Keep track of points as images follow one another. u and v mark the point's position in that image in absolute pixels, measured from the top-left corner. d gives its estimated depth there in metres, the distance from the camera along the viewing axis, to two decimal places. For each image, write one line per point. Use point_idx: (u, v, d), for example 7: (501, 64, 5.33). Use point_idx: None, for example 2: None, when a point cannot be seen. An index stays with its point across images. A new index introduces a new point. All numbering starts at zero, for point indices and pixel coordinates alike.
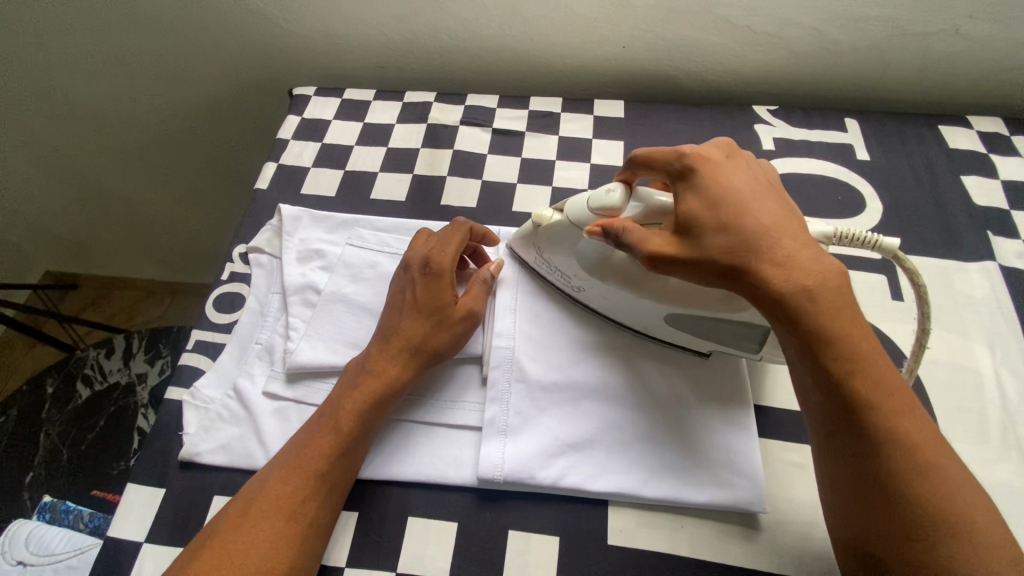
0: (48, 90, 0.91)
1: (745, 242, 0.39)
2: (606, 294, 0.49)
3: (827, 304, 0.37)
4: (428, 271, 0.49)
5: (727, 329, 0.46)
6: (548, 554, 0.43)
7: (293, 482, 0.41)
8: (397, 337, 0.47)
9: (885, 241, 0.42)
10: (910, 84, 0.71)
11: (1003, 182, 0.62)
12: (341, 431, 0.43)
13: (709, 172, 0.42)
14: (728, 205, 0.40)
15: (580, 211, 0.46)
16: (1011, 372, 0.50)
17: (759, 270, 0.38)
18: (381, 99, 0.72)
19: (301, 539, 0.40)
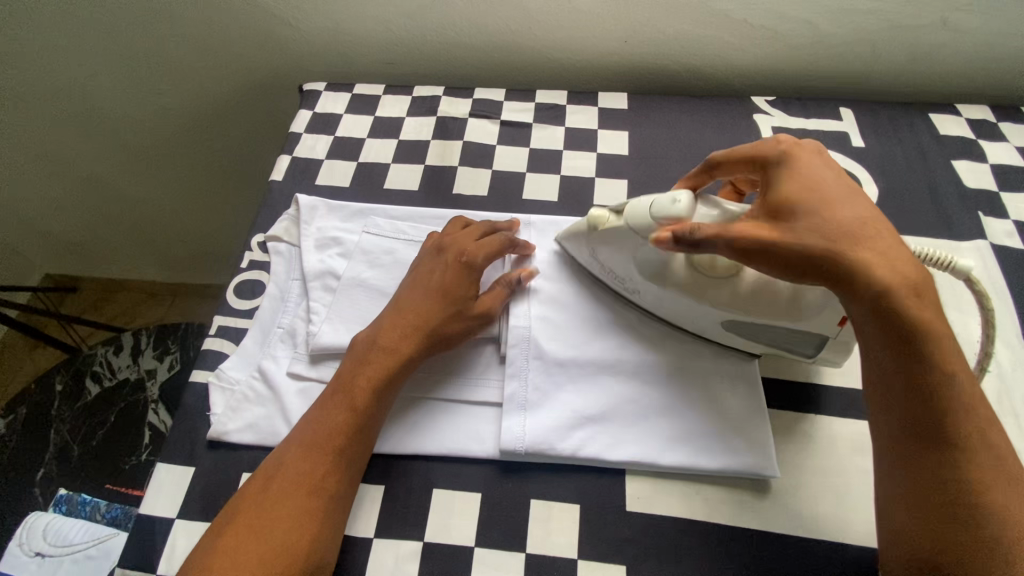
0: (54, 91, 0.92)
1: (851, 235, 0.38)
2: (660, 299, 0.49)
3: (928, 306, 0.36)
4: (463, 261, 0.51)
5: (784, 334, 0.46)
6: (569, 521, 0.45)
7: (312, 457, 0.43)
8: (417, 316, 0.49)
9: (959, 263, 0.44)
10: (901, 75, 0.74)
11: (992, 166, 0.65)
12: (357, 408, 0.45)
13: (806, 165, 0.41)
14: (830, 197, 0.39)
15: (641, 217, 0.46)
16: (1004, 342, 0.52)
17: (866, 267, 0.37)
18: (391, 93, 0.74)
19: (323, 512, 0.41)
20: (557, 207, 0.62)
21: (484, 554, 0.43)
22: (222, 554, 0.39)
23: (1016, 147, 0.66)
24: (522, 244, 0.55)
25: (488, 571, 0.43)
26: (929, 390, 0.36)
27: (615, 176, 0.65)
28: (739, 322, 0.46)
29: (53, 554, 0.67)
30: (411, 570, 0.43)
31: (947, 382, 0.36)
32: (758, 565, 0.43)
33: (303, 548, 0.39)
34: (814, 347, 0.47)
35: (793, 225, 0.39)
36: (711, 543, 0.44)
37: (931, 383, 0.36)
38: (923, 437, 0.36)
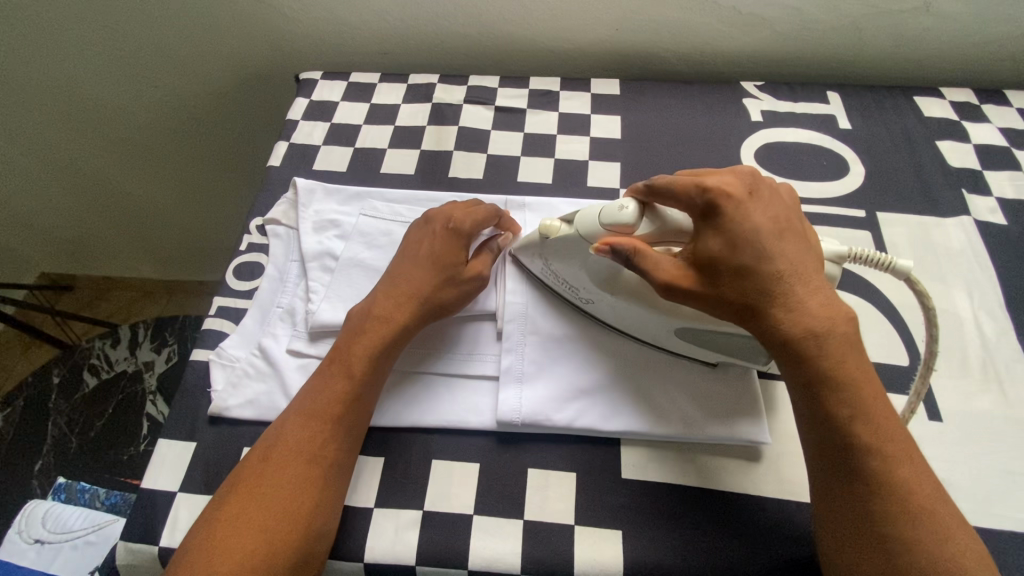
0: (46, 86, 0.91)
1: (760, 288, 0.40)
2: (614, 306, 0.49)
3: (831, 357, 0.38)
4: (450, 229, 0.51)
5: (738, 341, 0.46)
6: (565, 489, 0.46)
7: (312, 425, 0.43)
8: (410, 285, 0.49)
9: (897, 264, 0.44)
10: (887, 61, 0.75)
11: (975, 146, 0.67)
12: (354, 377, 0.45)
13: (731, 209, 0.41)
14: (746, 247, 0.40)
15: (590, 225, 0.46)
16: (987, 313, 0.54)
17: (770, 312, 0.39)
18: (387, 81, 0.75)
19: (323, 480, 0.42)
20: (551, 188, 0.63)
21: (482, 521, 0.44)
22: (224, 522, 0.39)
23: (998, 128, 0.68)
24: (507, 220, 0.55)
25: (487, 538, 0.43)
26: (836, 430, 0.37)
27: (608, 158, 0.66)
28: (692, 329, 0.46)
29: (53, 541, 0.67)
30: (410, 538, 0.43)
31: (855, 422, 0.37)
32: (752, 529, 0.43)
33: (304, 516, 0.40)
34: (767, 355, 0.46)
35: (710, 275, 0.41)
36: (705, 508, 0.44)
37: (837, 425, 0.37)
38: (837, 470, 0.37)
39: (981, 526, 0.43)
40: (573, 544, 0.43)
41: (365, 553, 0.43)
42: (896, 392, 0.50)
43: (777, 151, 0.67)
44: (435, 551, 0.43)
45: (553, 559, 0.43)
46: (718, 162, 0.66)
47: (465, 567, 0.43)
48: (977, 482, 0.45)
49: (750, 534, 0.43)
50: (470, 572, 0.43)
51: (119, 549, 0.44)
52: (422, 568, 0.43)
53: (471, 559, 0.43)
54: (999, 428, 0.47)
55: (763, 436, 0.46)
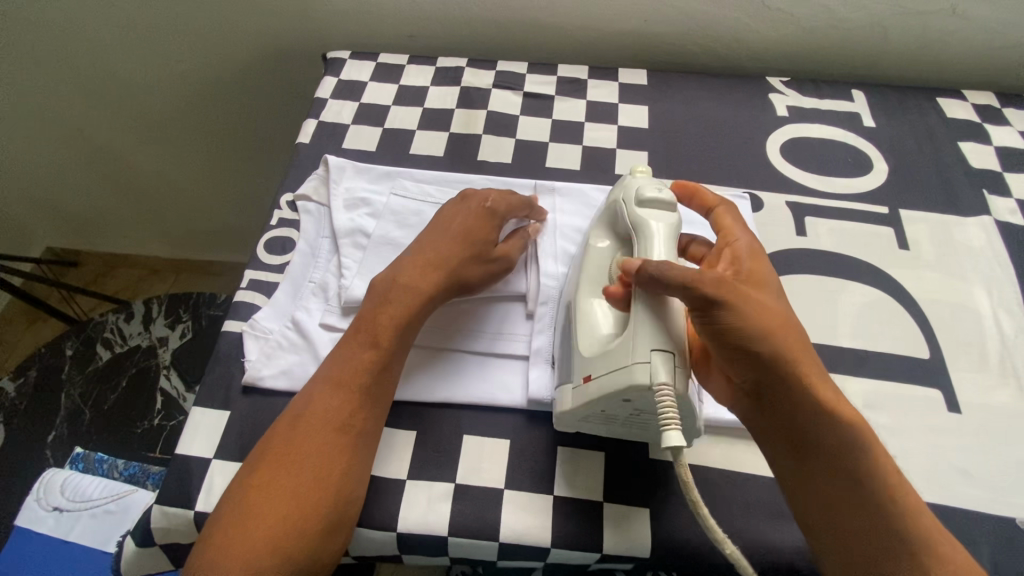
0: (66, 56, 0.90)
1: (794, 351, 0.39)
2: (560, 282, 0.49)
3: (855, 425, 0.39)
4: (487, 210, 0.52)
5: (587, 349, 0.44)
6: (594, 466, 0.47)
7: (339, 394, 0.44)
8: (439, 255, 0.49)
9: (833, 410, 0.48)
10: (910, 62, 0.76)
11: (996, 148, 0.68)
12: (381, 347, 0.46)
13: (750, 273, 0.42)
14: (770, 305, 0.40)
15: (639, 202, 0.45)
16: (1006, 310, 0.55)
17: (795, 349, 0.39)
18: (416, 63, 0.75)
19: (350, 448, 0.43)
20: (579, 175, 0.64)
21: (513, 495, 0.45)
22: (257, 488, 0.40)
23: (1019, 131, 0.69)
24: (537, 210, 0.56)
25: (518, 512, 0.44)
26: (846, 487, 0.38)
27: (635, 147, 0.67)
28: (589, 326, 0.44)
29: (72, 509, 0.67)
30: (443, 510, 0.44)
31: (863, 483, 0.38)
32: (776, 512, 0.45)
33: (335, 484, 0.41)
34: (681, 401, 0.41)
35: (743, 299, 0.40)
36: (730, 488, 0.46)
37: (850, 481, 0.38)
38: (838, 521, 0.38)
39: (998, 514, 0.44)
40: (602, 521, 0.44)
41: (399, 523, 0.44)
42: (917, 385, 0.51)
43: (801, 146, 0.68)
44: (467, 524, 0.44)
45: (583, 534, 0.44)
46: (744, 155, 0.67)
47: (497, 540, 0.43)
48: (995, 473, 0.46)
49: (774, 515, 0.44)
50: (501, 544, 0.44)
51: (155, 512, 0.44)
52: (454, 539, 0.44)
53: (502, 532, 0.44)
54: (1014, 420, 0.49)
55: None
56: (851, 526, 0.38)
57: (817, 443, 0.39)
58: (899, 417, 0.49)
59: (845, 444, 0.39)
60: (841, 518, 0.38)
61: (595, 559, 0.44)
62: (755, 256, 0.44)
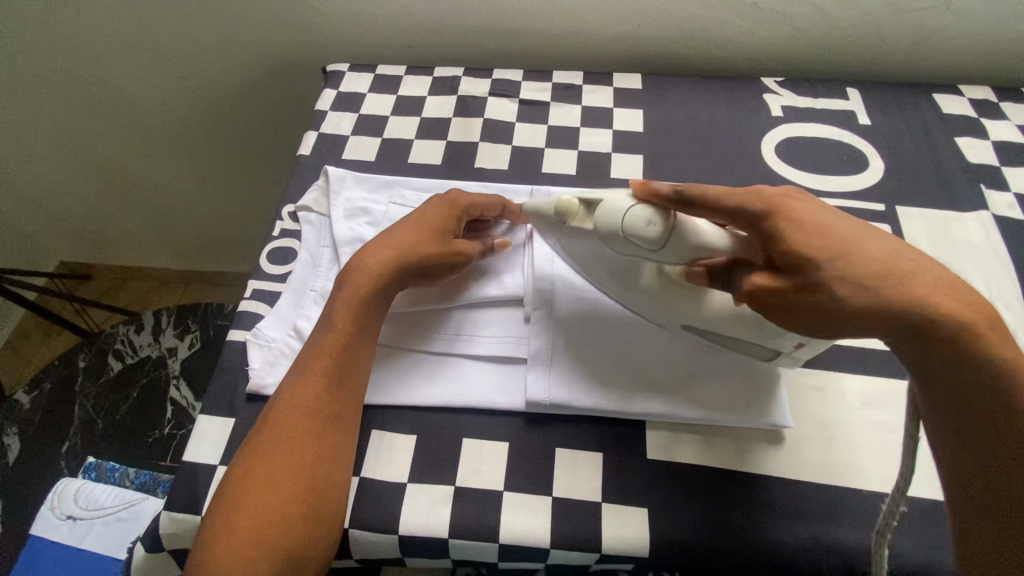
0: (75, 74, 0.93)
1: (898, 278, 0.37)
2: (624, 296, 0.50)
3: (991, 333, 0.36)
4: (445, 203, 0.54)
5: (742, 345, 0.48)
6: (592, 467, 0.47)
7: (307, 382, 0.45)
8: (394, 240, 0.51)
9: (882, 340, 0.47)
10: (906, 59, 0.76)
11: (993, 143, 0.68)
12: (339, 330, 0.47)
13: (809, 211, 0.39)
14: (850, 239, 0.38)
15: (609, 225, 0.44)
16: (1005, 305, 0.55)
17: (914, 304, 0.36)
18: (413, 74, 0.76)
19: (322, 431, 0.44)
20: (575, 180, 0.65)
21: (512, 497, 0.46)
22: (240, 477, 0.41)
23: (1016, 125, 0.69)
24: (513, 206, 0.57)
25: (517, 513, 0.45)
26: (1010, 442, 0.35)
27: (631, 150, 0.68)
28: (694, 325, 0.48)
29: (85, 518, 0.68)
30: (443, 512, 0.45)
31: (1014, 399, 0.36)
32: (774, 510, 0.45)
33: (309, 467, 0.42)
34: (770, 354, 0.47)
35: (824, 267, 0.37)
36: (729, 487, 0.46)
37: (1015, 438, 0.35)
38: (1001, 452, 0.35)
39: None
40: (601, 521, 0.45)
41: (400, 525, 0.44)
42: None
43: (797, 146, 0.68)
44: (468, 526, 0.44)
45: (581, 535, 0.44)
46: (739, 156, 0.67)
47: (497, 541, 0.44)
48: None
49: (773, 513, 0.45)
50: (501, 546, 0.44)
51: (163, 518, 0.45)
52: (455, 541, 0.44)
53: (502, 533, 0.44)
54: None
55: (779, 419, 0.47)
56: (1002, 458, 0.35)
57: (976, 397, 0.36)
58: (897, 414, 0.49)
59: (988, 362, 0.36)
60: (995, 454, 0.35)
61: (594, 559, 0.44)
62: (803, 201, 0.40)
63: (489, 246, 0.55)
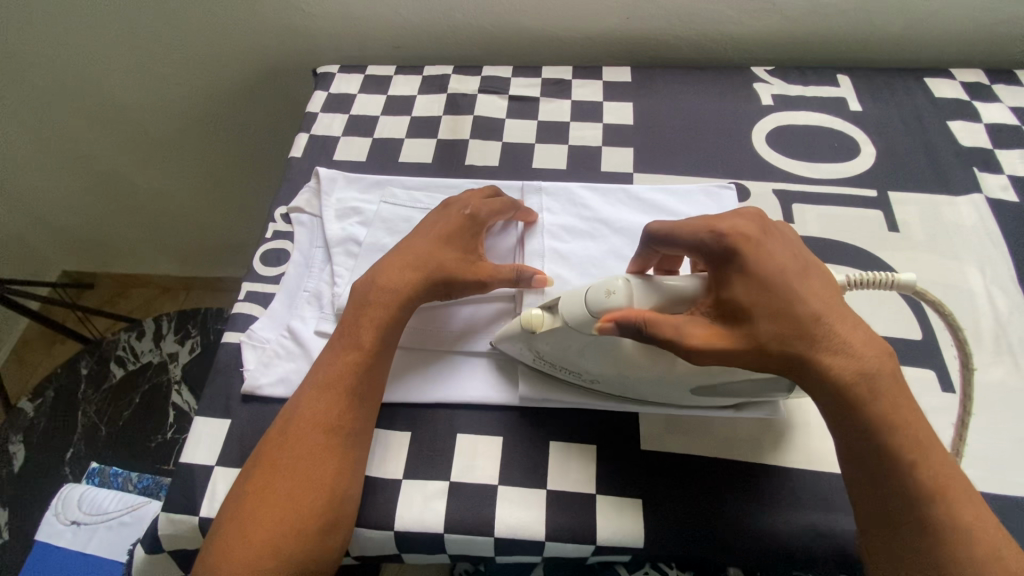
0: (71, 83, 0.93)
1: (804, 332, 0.37)
2: (623, 380, 0.45)
3: (887, 387, 0.37)
4: (467, 215, 0.53)
5: (751, 389, 0.44)
6: (585, 459, 0.47)
7: (327, 397, 0.45)
8: (416, 258, 0.50)
9: (902, 278, 0.43)
10: (898, 44, 0.76)
11: (986, 125, 0.67)
12: (364, 347, 0.47)
13: (753, 255, 0.39)
14: (778, 288, 0.38)
15: (578, 313, 0.42)
16: (999, 288, 0.55)
17: (816, 356, 0.37)
18: (403, 74, 0.77)
19: (341, 449, 0.44)
20: (566, 174, 0.65)
21: (507, 491, 0.46)
22: (256, 491, 0.41)
23: (1009, 107, 0.69)
24: (523, 210, 0.57)
25: (511, 507, 0.45)
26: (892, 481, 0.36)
27: (621, 144, 0.68)
28: (706, 386, 0.44)
29: (89, 522, 0.69)
30: (438, 507, 0.45)
31: (901, 449, 0.36)
32: (769, 499, 0.45)
33: (328, 485, 0.42)
34: (786, 389, 0.44)
35: (739, 323, 0.37)
36: (724, 476, 0.46)
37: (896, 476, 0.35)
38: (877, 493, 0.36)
39: (995, 493, 0.44)
40: (595, 513, 0.45)
41: (395, 521, 0.45)
42: (910, 366, 0.51)
43: (787, 134, 0.68)
44: (463, 520, 0.45)
45: (576, 527, 0.44)
46: (729, 146, 0.67)
47: (492, 535, 0.44)
48: (991, 451, 0.46)
49: (767, 501, 0.45)
50: (496, 539, 0.44)
51: (161, 520, 0.46)
52: (450, 536, 0.44)
53: (497, 527, 0.44)
54: (1012, 397, 0.48)
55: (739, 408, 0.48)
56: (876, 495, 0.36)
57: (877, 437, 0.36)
58: None
59: (876, 415, 0.36)
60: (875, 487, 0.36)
61: (590, 550, 0.45)
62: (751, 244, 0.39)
63: (525, 273, 0.51)
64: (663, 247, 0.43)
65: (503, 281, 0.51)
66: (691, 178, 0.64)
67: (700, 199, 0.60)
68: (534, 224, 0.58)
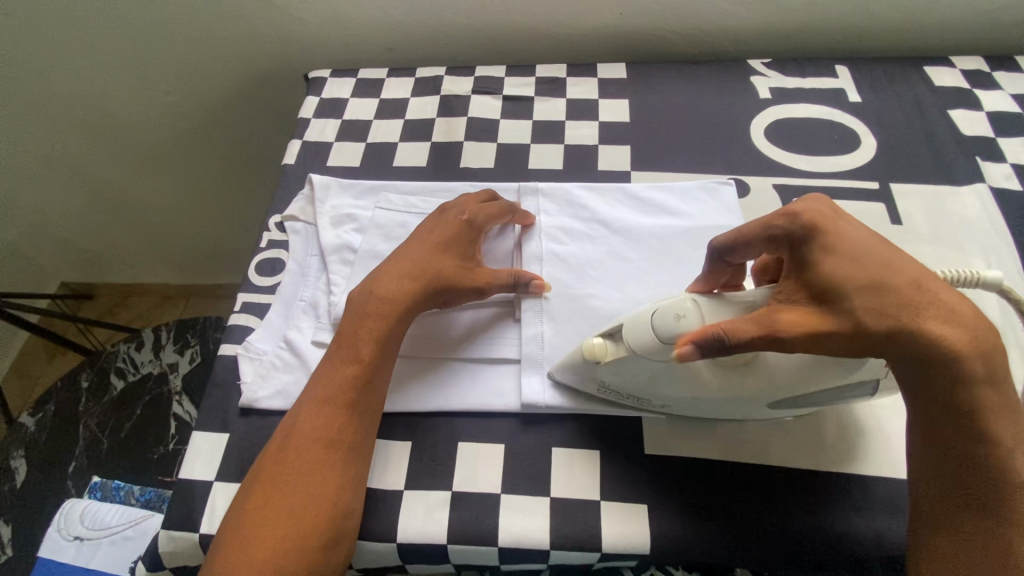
0: (61, 94, 0.93)
1: (908, 304, 0.35)
2: (694, 402, 0.44)
3: (990, 364, 0.35)
4: (464, 221, 0.52)
5: (828, 397, 0.42)
6: (589, 465, 0.47)
7: (327, 411, 0.44)
8: (413, 267, 0.49)
9: (987, 276, 0.40)
10: (896, 33, 0.75)
11: (987, 113, 0.66)
12: (363, 359, 0.46)
13: (837, 230, 0.38)
14: (874, 260, 0.37)
15: (644, 339, 0.40)
16: (1006, 279, 0.54)
17: (923, 330, 0.34)
18: (395, 76, 0.76)
19: (342, 462, 0.43)
20: (563, 175, 0.64)
21: (510, 500, 0.45)
22: (256, 508, 0.41)
23: (1011, 94, 0.68)
24: (520, 213, 0.56)
25: (515, 516, 0.45)
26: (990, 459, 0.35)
27: (618, 142, 0.67)
28: (788, 398, 0.42)
29: (92, 537, 0.68)
30: (441, 518, 0.45)
31: (999, 425, 0.35)
32: (776, 500, 0.44)
33: (330, 500, 0.41)
34: (868, 391, 0.42)
35: (835, 300, 0.36)
36: (729, 478, 0.45)
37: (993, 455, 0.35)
38: (977, 470, 0.35)
39: None
40: (600, 520, 0.44)
41: (398, 533, 0.44)
42: None
43: (786, 128, 0.67)
44: (466, 531, 0.44)
45: (582, 535, 0.44)
46: (727, 141, 0.66)
47: (496, 545, 0.44)
48: None
49: (774, 503, 0.44)
50: (500, 549, 0.44)
51: (161, 537, 0.45)
52: (453, 547, 0.44)
53: (500, 537, 0.44)
54: None
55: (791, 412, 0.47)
56: (978, 475, 0.35)
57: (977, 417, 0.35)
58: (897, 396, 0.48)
59: (982, 395, 0.35)
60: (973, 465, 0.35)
61: (595, 558, 0.44)
62: (836, 220, 0.39)
63: (524, 279, 0.50)
64: (730, 256, 0.43)
65: (502, 287, 0.50)
66: (690, 174, 0.63)
67: (699, 196, 0.59)
68: (532, 227, 0.57)
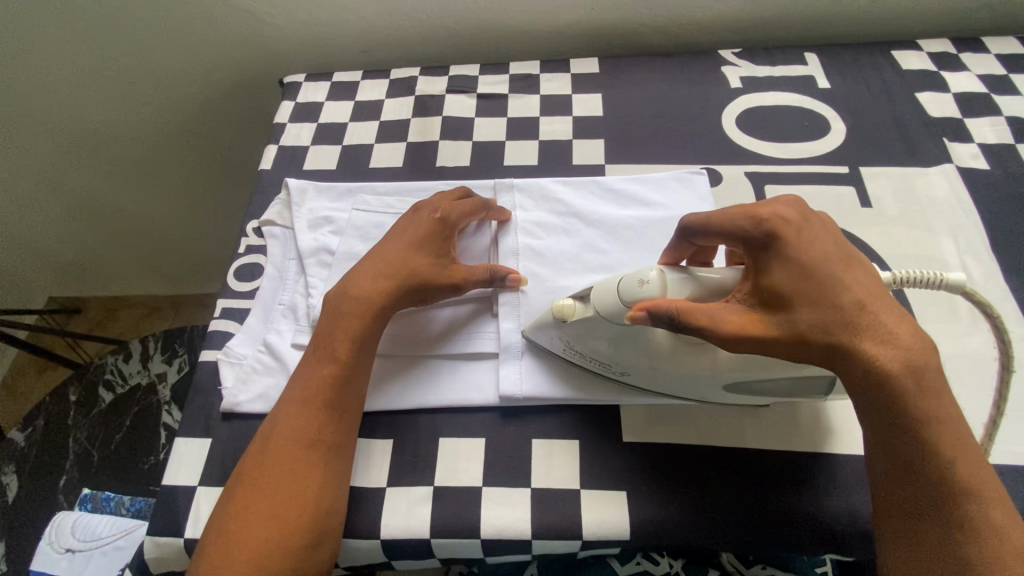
0: (36, 108, 0.92)
1: (847, 322, 0.36)
2: (655, 378, 0.45)
3: (930, 380, 0.35)
4: (437, 220, 0.53)
5: (782, 387, 0.44)
6: (569, 455, 0.47)
7: (306, 412, 0.45)
8: (389, 266, 0.50)
9: (950, 279, 0.41)
10: (864, 19, 0.76)
11: (954, 94, 0.67)
12: (340, 359, 0.46)
13: (796, 239, 0.38)
14: (821, 276, 0.37)
15: (610, 304, 0.41)
16: (973, 257, 0.55)
17: (859, 348, 0.35)
18: (370, 78, 0.76)
19: (323, 462, 0.43)
20: (537, 170, 0.65)
21: (492, 492, 0.46)
22: (240, 510, 0.41)
23: (977, 75, 0.69)
24: (496, 209, 0.57)
25: (497, 507, 0.45)
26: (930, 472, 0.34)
27: (591, 136, 0.67)
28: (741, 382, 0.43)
29: (83, 549, 0.68)
30: (424, 513, 0.45)
31: (939, 437, 0.35)
32: (753, 483, 0.45)
33: (310, 499, 0.42)
34: (822, 391, 0.44)
35: (781, 310, 0.37)
36: (707, 463, 0.46)
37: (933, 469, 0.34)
38: (919, 477, 0.34)
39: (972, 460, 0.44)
40: (580, 508, 0.45)
41: (382, 530, 0.45)
42: None
43: (756, 116, 0.67)
44: (448, 525, 0.44)
45: (562, 524, 0.44)
46: (699, 131, 0.67)
47: (478, 537, 0.44)
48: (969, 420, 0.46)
49: (751, 486, 0.45)
50: (482, 541, 0.44)
51: (147, 544, 0.45)
52: (437, 541, 0.44)
53: (483, 529, 0.44)
54: (988, 366, 0.48)
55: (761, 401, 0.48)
56: (914, 484, 0.35)
57: (917, 430, 0.35)
58: None
59: (920, 408, 0.35)
60: (915, 473, 0.35)
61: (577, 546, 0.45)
62: (795, 229, 0.39)
63: (500, 275, 0.51)
64: (697, 240, 0.43)
65: (477, 283, 0.51)
66: (663, 165, 0.64)
67: (672, 186, 0.60)
68: (508, 223, 0.58)
